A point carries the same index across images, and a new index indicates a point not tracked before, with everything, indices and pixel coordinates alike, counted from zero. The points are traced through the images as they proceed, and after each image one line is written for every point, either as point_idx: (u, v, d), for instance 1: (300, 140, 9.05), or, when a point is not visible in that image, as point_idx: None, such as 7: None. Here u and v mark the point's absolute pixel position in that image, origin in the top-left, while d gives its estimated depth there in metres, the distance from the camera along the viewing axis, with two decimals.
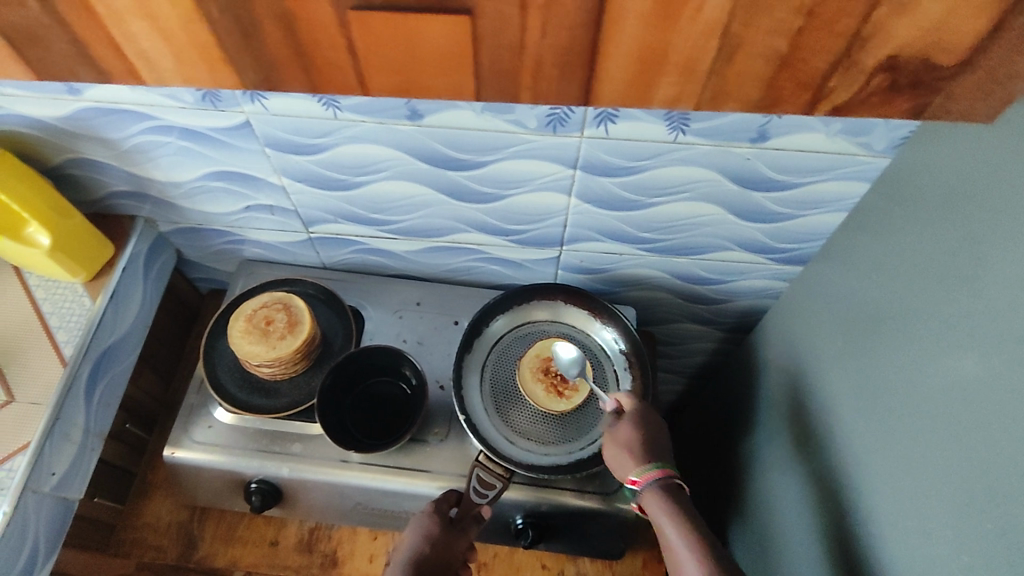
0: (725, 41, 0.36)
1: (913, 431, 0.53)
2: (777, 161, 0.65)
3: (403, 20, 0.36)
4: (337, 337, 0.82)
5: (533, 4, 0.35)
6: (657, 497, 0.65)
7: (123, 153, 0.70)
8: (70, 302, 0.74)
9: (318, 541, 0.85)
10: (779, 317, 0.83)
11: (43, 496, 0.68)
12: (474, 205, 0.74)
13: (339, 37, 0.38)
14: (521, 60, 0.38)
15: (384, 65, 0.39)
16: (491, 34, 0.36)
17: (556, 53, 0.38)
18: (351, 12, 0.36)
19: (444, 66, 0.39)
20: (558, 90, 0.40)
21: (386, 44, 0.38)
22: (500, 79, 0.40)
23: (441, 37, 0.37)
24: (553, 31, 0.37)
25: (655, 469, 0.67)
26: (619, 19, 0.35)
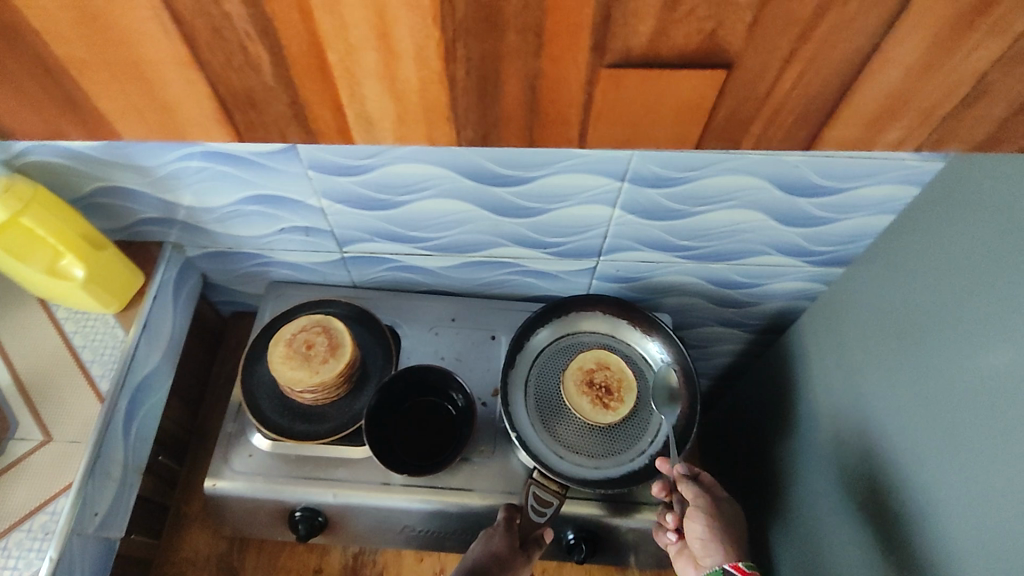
0: (973, 89, 0.37)
1: (967, 429, 0.55)
2: (826, 168, 0.65)
3: (657, 78, 0.37)
4: (375, 358, 0.80)
5: (800, 57, 0.36)
6: None
7: (157, 180, 0.68)
8: (102, 334, 0.72)
9: (362, 566, 0.83)
10: (816, 319, 0.84)
11: (86, 537, 0.65)
12: (516, 220, 0.73)
13: (579, 94, 0.38)
14: (764, 106, 0.39)
15: (615, 119, 0.40)
16: (745, 86, 0.37)
17: (795, 104, 0.39)
18: (605, 69, 0.36)
19: (682, 116, 0.40)
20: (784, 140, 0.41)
21: (634, 98, 0.38)
22: (734, 125, 0.40)
23: (689, 89, 0.38)
24: (806, 84, 0.37)
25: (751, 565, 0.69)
26: (877, 66, 0.36)
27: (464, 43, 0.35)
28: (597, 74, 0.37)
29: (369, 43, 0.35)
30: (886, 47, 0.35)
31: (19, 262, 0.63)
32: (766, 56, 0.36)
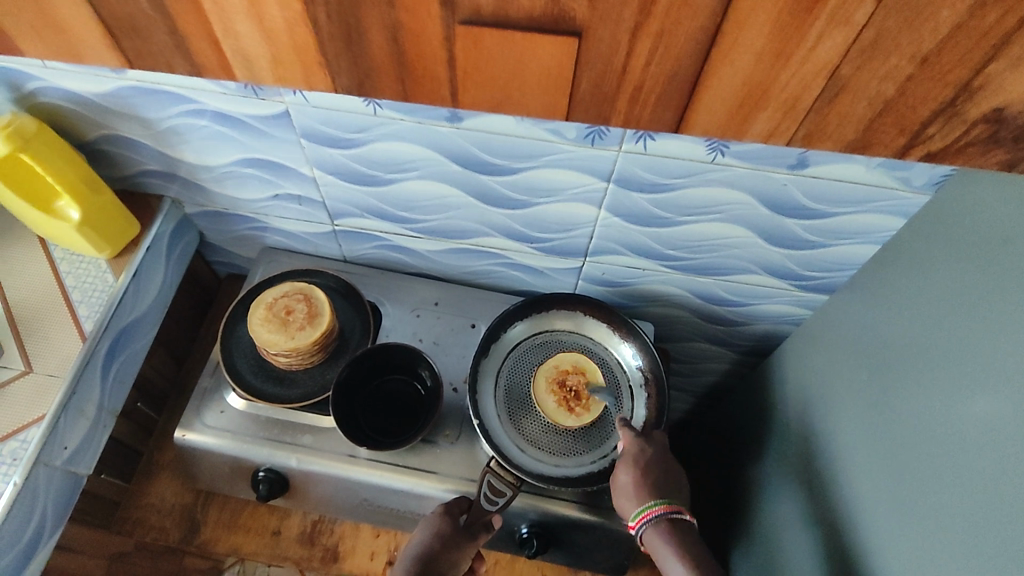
0: (831, 82, 0.37)
1: (929, 466, 0.54)
2: (814, 190, 0.64)
3: (512, 39, 0.38)
4: (354, 331, 0.81)
5: (647, 33, 0.36)
6: (656, 538, 0.65)
7: (159, 133, 0.70)
8: (93, 277, 0.75)
9: (320, 534, 0.85)
10: (799, 345, 0.83)
11: (53, 469, 0.68)
12: (503, 211, 0.74)
13: (442, 50, 0.39)
14: (623, 84, 0.40)
15: (477, 83, 0.41)
16: (600, 58, 0.38)
17: (656, 83, 0.39)
18: (463, 26, 0.37)
19: (548, 85, 0.41)
20: (653, 120, 0.42)
21: (489, 60, 0.39)
22: (596, 101, 0.41)
23: (549, 58, 0.39)
24: (662, 61, 0.38)
25: (657, 508, 0.66)
26: (730, 54, 0.37)
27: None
28: (455, 30, 0.38)
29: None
30: (731, 29, 0.35)
31: (16, 194, 0.66)
32: (614, 27, 0.36)
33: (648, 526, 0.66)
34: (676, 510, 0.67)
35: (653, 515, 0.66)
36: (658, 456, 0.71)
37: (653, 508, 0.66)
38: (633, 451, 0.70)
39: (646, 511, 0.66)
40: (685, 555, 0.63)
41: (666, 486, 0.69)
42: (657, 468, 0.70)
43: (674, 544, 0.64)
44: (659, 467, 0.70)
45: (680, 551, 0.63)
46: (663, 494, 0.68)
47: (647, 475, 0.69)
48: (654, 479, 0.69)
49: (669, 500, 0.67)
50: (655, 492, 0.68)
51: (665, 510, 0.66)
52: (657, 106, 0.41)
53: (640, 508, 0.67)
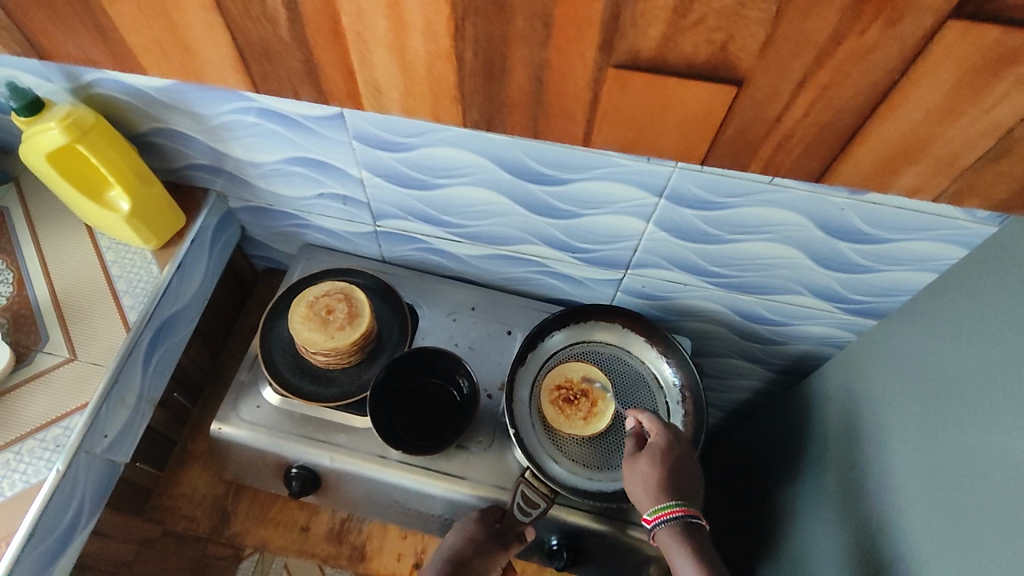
0: (999, 142, 0.40)
1: (982, 507, 0.52)
2: (872, 216, 0.62)
3: (662, 83, 0.40)
4: (391, 333, 0.81)
5: (811, 88, 0.39)
6: (673, 540, 0.62)
7: (211, 129, 0.71)
8: (138, 268, 0.75)
9: (348, 533, 0.85)
10: (842, 368, 0.81)
11: (94, 457, 0.68)
12: (548, 220, 0.73)
13: (585, 89, 0.42)
14: (772, 132, 0.43)
15: (622, 122, 0.45)
16: (753, 107, 0.41)
17: (805, 133, 0.43)
18: (614, 71, 0.40)
19: (694, 126, 0.44)
20: (795, 165, 0.46)
21: (638, 99, 0.42)
22: (740, 147, 0.45)
23: (700, 103, 0.42)
24: (818, 113, 0.41)
25: (677, 509, 0.63)
26: (895, 111, 0.40)
27: (472, 22, 0.39)
28: (604, 72, 0.40)
29: (382, 9, 0.40)
30: (903, 88, 0.38)
31: (67, 183, 0.67)
32: (779, 77, 0.39)
33: (664, 524, 0.63)
34: (694, 514, 0.64)
35: (671, 515, 0.63)
36: (684, 458, 0.68)
37: (673, 508, 0.63)
38: (659, 446, 0.68)
39: (664, 510, 0.63)
40: (700, 558, 0.60)
41: (685, 486, 0.67)
42: (680, 466, 0.67)
43: (688, 547, 0.61)
44: (681, 467, 0.68)
45: (696, 554, 0.61)
46: (681, 495, 0.65)
47: (670, 475, 0.66)
48: (676, 477, 0.66)
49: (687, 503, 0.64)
50: (674, 491, 0.65)
51: (683, 511, 0.64)
52: (801, 152, 0.44)
53: (658, 505, 0.64)
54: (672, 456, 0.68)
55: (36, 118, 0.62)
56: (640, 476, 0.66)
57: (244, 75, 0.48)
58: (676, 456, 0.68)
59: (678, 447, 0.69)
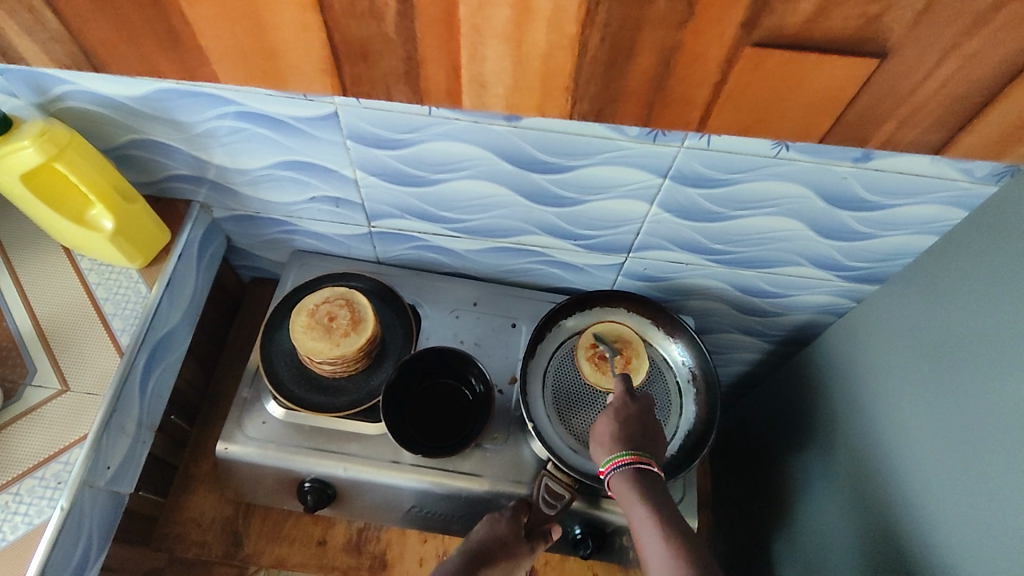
0: None
1: (998, 458, 0.54)
2: (875, 183, 0.63)
3: (801, 61, 0.42)
4: (395, 335, 0.79)
5: (955, 57, 0.41)
6: (624, 485, 0.64)
7: (193, 137, 0.67)
8: (125, 289, 0.72)
9: (367, 542, 0.83)
10: (844, 335, 0.83)
11: (98, 490, 0.65)
12: (550, 208, 0.72)
13: (715, 70, 0.44)
14: (902, 103, 0.45)
15: (752, 106, 0.46)
16: (889, 81, 0.43)
17: (933, 105, 0.45)
18: (752, 50, 0.41)
19: (817, 106, 0.46)
20: (915, 138, 0.49)
21: (774, 79, 0.44)
22: (865, 125, 0.47)
23: (836, 79, 0.43)
24: (952, 85, 0.43)
25: (626, 457, 0.64)
26: None
27: (607, 6, 0.40)
28: (742, 51, 0.42)
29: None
30: None
31: (46, 206, 0.63)
32: (926, 46, 0.40)
33: (616, 472, 0.64)
34: (644, 461, 0.65)
35: (621, 463, 0.64)
36: (641, 412, 0.69)
37: (621, 457, 0.65)
38: (616, 404, 0.69)
39: (616, 459, 0.65)
40: (647, 502, 0.61)
41: (642, 437, 0.67)
42: (635, 419, 0.68)
43: (638, 493, 0.63)
44: (637, 420, 0.68)
45: (645, 500, 0.62)
46: (635, 445, 0.66)
47: (624, 427, 0.67)
48: (631, 428, 0.67)
49: (641, 452, 0.65)
50: (627, 442, 0.66)
51: (633, 459, 0.64)
52: (922, 127, 0.47)
53: (610, 455, 0.65)
54: (628, 413, 0.68)
55: (6, 138, 0.58)
56: (601, 435, 0.67)
57: (335, 78, 0.48)
58: (631, 409, 0.69)
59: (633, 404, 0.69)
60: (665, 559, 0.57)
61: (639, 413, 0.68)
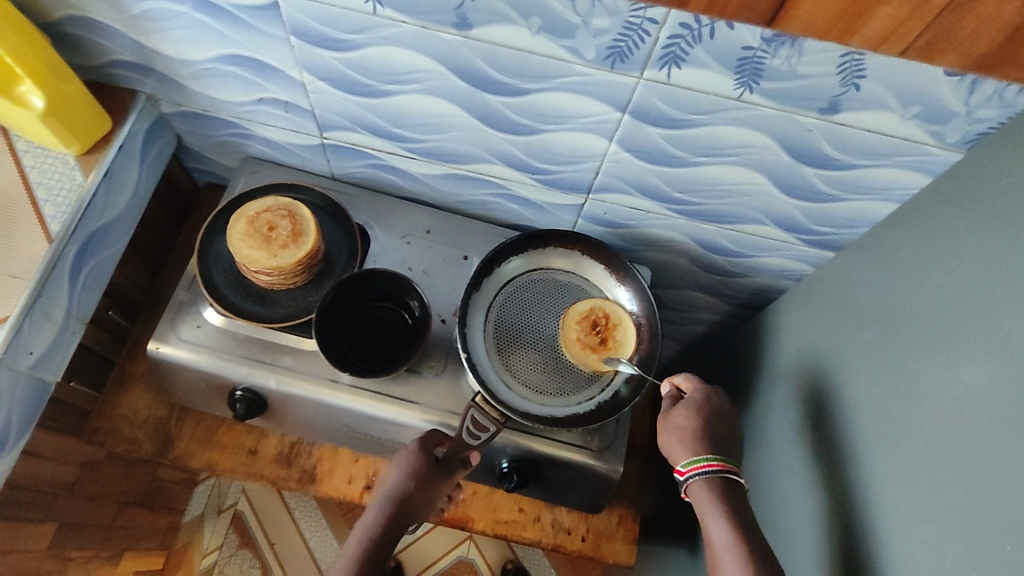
0: None
1: (918, 431, 0.53)
2: (841, 139, 0.60)
3: None
4: (341, 254, 0.77)
5: None
6: (705, 493, 0.64)
7: (133, 19, 0.64)
8: (61, 175, 0.69)
9: (298, 456, 0.84)
10: (799, 301, 0.81)
11: (18, 374, 0.64)
12: (507, 136, 0.69)
13: None
14: None
15: None
16: None
17: None
18: None
19: None
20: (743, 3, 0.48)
21: None
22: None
23: None
24: None
25: (713, 461, 0.65)
26: None
27: None
28: None
29: None
30: None
31: None
32: None
33: (696, 477, 0.65)
34: (733, 471, 0.65)
35: (708, 469, 0.64)
36: (719, 410, 0.70)
37: (709, 461, 0.65)
38: (696, 399, 0.71)
39: (701, 461, 0.65)
40: (730, 514, 0.61)
41: (718, 439, 0.68)
42: (717, 418, 0.69)
43: (721, 503, 0.62)
44: (717, 419, 0.70)
45: (727, 510, 0.61)
46: (718, 450, 0.67)
47: (706, 426, 0.68)
48: (713, 429, 0.68)
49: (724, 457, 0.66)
50: (710, 447, 0.67)
51: (721, 467, 0.65)
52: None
53: (694, 456, 0.66)
54: (711, 412, 0.70)
55: None
56: (684, 431, 0.68)
57: None
58: (712, 407, 0.70)
59: (716, 402, 0.71)
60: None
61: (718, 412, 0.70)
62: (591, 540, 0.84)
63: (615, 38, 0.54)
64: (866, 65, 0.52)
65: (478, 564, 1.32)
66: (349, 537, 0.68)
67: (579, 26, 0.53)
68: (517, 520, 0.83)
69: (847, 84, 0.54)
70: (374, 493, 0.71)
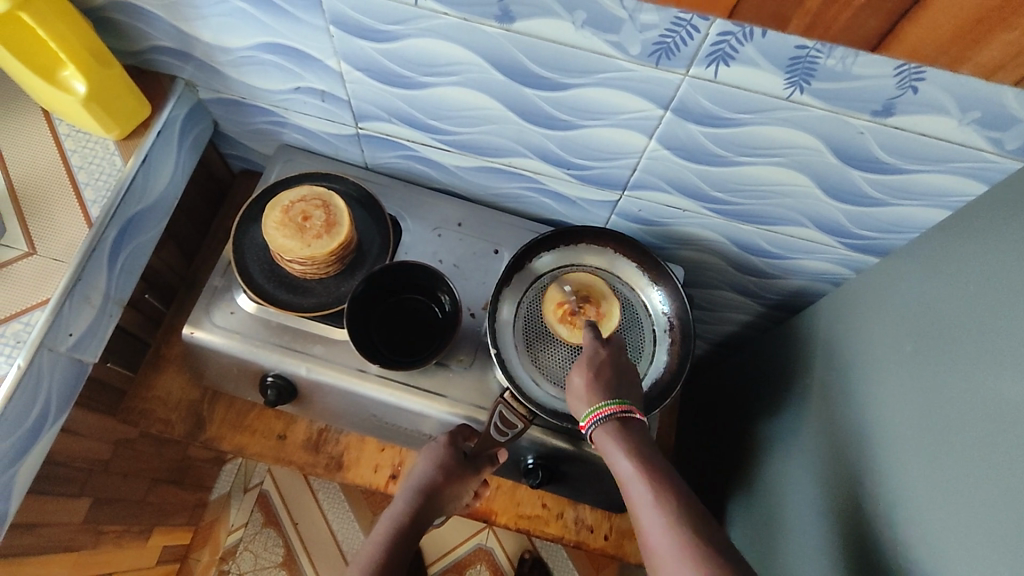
0: None
1: (957, 448, 0.51)
2: (893, 142, 0.58)
3: None
4: (373, 245, 0.77)
5: None
6: (606, 435, 0.62)
7: (172, 5, 0.64)
8: (100, 159, 0.70)
9: (326, 443, 0.85)
10: (837, 306, 0.79)
11: (59, 355, 0.66)
12: (544, 131, 0.68)
13: None
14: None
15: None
16: None
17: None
18: None
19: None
20: (847, 27, 0.47)
21: None
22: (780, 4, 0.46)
23: None
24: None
25: (607, 409, 0.63)
26: None
27: None
28: None
29: None
30: None
31: (14, 57, 0.60)
32: None
33: (597, 426, 0.63)
34: (627, 410, 0.63)
35: (604, 415, 0.63)
36: (614, 355, 0.67)
37: (602, 409, 0.63)
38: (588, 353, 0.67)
39: (597, 411, 0.63)
40: (631, 449, 0.60)
41: (617, 385, 0.65)
42: (607, 365, 0.66)
43: (621, 442, 0.61)
44: (612, 367, 0.66)
45: (627, 448, 0.60)
46: (616, 393, 0.64)
47: (599, 378, 0.65)
48: (606, 376, 0.65)
49: (622, 401, 0.64)
50: (608, 392, 0.64)
51: (618, 409, 0.63)
52: (856, 9, 0.45)
53: (592, 407, 0.64)
54: (602, 360, 0.66)
55: None
56: (580, 390, 0.65)
57: None
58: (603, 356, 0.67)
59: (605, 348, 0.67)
60: (659, 515, 0.55)
61: (613, 358, 0.66)
62: (614, 538, 0.84)
63: (662, 34, 0.52)
64: (925, 69, 0.49)
65: (496, 552, 1.33)
66: (375, 524, 0.69)
67: (625, 20, 0.52)
68: (540, 516, 0.83)
69: (904, 87, 0.52)
70: (399, 487, 0.72)
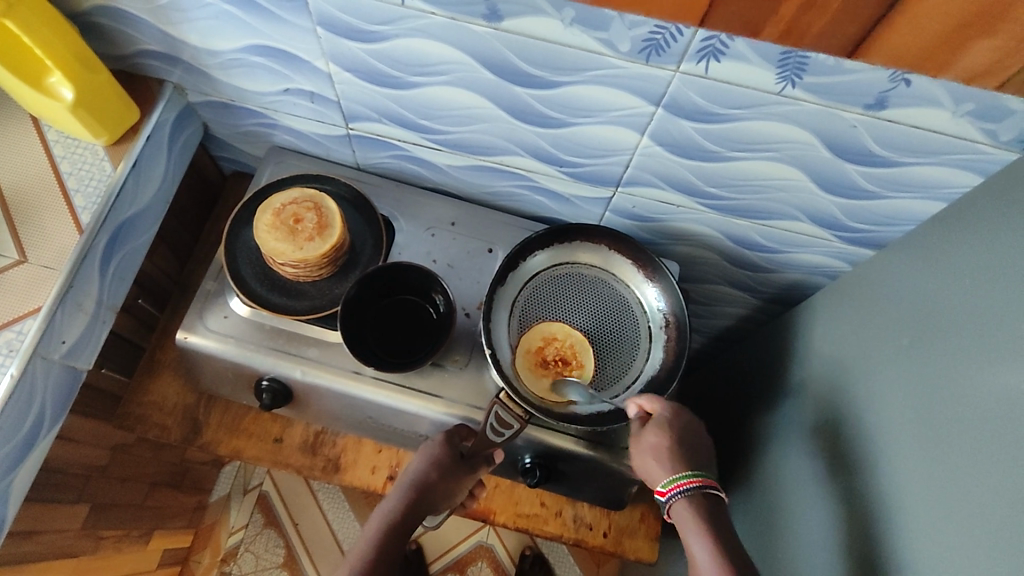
0: None
1: (954, 443, 0.51)
2: (886, 135, 0.57)
3: None
4: (365, 246, 0.77)
5: None
6: (686, 510, 0.64)
7: (158, 9, 0.63)
8: (90, 165, 0.70)
9: (323, 445, 0.84)
10: (832, 299, 0.79)
11: (52, 363, 0.65)
12: (536, 129, 0.67)
13: None
14: None
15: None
16: None
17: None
18: None
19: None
20: (823, 33, 0.47)
21: None
22: (756, 10, 0.46)
23: None
24: None
25: (691, 479, 0.65)
26: None
27: None
28: None
29: None
30: None
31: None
32: None
33: (677, 497, 0.65)
34: (710, 484, 0.66)
35: (685, 487, 0.65)
36: (689, 422, 0.71)
37: (687, 479, 0.65)
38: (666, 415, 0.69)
39: (681, 480, 0.65)
40: (711, 531, 0.62)
41: (694, 454, 0.69)
42: (687, 433, 0.69)
43: (702, 521, 0.63)
44: (686, 433, 0.70)
45: (708, 529, 0.62)
46: (695, 464, 0.68)
47: (678, 440, 0.68)
48: (683, 443, 0.69)
49: (700, 472, 0.66)
50: (687, 462, 0.67)
51: (699, 482, 0.65)
52: (832, 15, 0.45)
53: (672, 477, 0.66)
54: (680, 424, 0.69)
55: None
56: (659, 450, 0.67)
57: None
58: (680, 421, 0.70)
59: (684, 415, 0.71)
60: None
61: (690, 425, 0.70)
62: (612, 536, 0.84)
63: (651, 30, 0.52)
64: None
65: (496, 549, 1.34)
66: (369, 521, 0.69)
67: (613, 18, 0.51)
68: (538, 514, 0.83)
69: (897, 80, 0.51)
70: (393, 486, 0.72)
